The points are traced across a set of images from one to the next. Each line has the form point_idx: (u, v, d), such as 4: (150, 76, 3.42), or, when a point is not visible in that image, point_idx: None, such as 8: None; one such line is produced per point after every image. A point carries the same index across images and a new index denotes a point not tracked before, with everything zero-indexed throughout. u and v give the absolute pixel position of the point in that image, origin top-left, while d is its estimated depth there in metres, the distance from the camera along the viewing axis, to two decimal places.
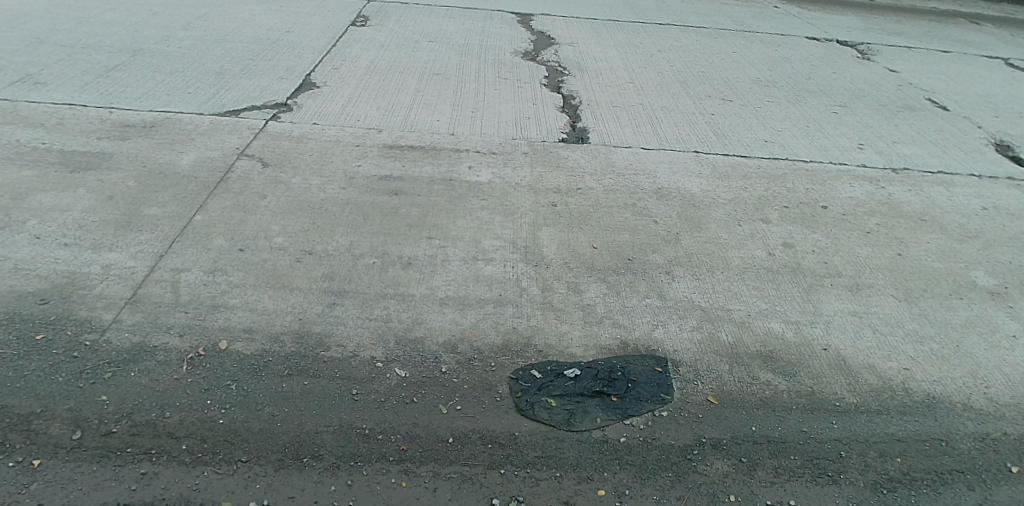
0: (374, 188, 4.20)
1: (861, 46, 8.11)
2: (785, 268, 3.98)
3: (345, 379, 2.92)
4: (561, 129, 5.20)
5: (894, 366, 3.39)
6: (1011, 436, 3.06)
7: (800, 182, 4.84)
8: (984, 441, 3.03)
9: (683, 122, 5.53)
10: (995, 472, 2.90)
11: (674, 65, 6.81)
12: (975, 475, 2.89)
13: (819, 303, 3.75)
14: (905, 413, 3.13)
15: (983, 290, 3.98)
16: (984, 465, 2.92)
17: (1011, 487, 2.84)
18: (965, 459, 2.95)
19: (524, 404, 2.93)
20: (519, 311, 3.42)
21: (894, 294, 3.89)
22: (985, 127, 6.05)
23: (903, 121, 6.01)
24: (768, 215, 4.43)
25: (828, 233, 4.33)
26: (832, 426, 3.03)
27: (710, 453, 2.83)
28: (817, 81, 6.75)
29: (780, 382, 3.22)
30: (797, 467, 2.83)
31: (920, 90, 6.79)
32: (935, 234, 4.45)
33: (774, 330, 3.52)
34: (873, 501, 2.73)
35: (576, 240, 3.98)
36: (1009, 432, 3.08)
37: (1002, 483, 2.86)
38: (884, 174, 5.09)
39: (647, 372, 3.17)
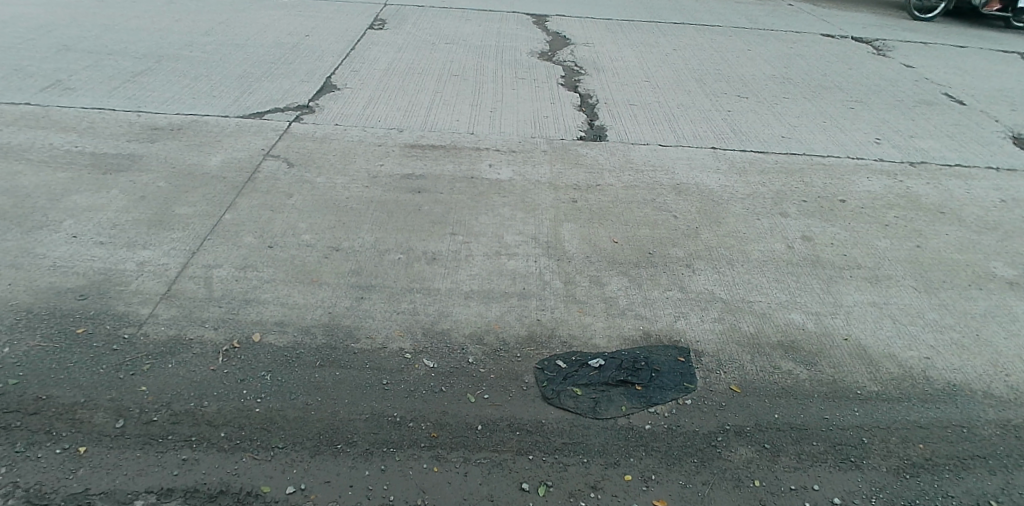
0: (398, 186, 4.29)
1: (876, 41, 8.14)
2: (806, 261, 4.02)
3: (375, 369, 3.00)
4: (580, 127, 5.26)
5: (914, 355, 3.43)
6: None
7: (817, 176, 4.88)
8: (1005, 427, 3.06)
9: (700, 119, 5.58)
10: (1019, 457, 2.93)
11: (688, 63, 6.86)
12: (998, 460, 2.92)
13: (840, 296, 3.78)
14: (927, 400, 3.17)
15: (1003, 281, 4.00)
16: (1008, 451, 2.95)
17: None
18: (988, 445, 2.98)
19: (549, 393, 2.99)
20: (543, 303, 3.48)
21: (914, 285, 3.92)
22: (1005, 121, 6.05)
23: (921, 115, 6.02)
24: (786, 209, 4.47)
25: (847, 226, 4.36)
26: (855, 413, 3.08)
27: (733, 440, 2.89)
28: (833, 77, 6.77)
29: (802, 370, 3.27)
30: (820, 452, 2.88)
31: (937, 85, 6.80)
32: (955, 226, 4.47)
33: (794, 321, 3.57)
34: (897, 485, 2.78)
35: (596, 235, 4.04)
36: None
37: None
38: (902, 167, 5.11)
39: (670, 362, 3.23)
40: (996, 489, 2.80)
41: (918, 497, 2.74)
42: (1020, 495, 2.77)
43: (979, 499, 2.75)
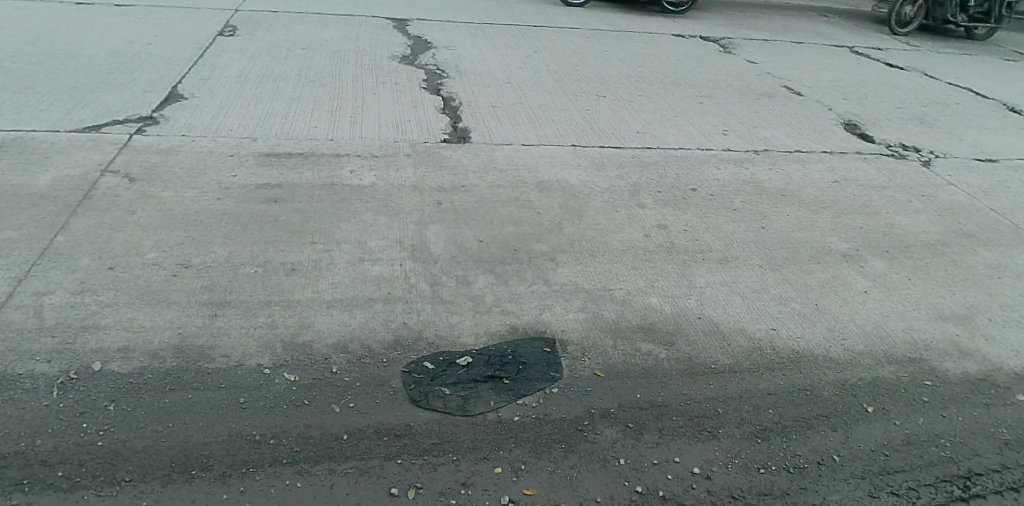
0: (253, 196, 4.12)
1: (722, 40, 8.73)
2: (662, 248, 4.24)
3: (232, 388, 2.86)
4: (443, 130, 5.28)
5: (762, 328, 3.70)
6: (865, 380, 3.43)
7: (671, 168, 5.16)
8: (841, 387, 3.37)
9: (561, 118, 5.76)
10: (854, 413, 3.23)
11: (549, 64, 7.06)
12: (837, 417, 3.20)
13: (694, 278, 4.02)
14: (774, 368, 3.44)
15: (837, 255, 4.41)
16: (845, 408, 3.26)
17: (867, 425, 3.18)
18: (828, 404, 3.27)
19: (417, 395, 2.98)
20: (409, 306, 3.46)
21: (760, 264, 4.23)
22: (834, 109, 6.66)
23: (763, 107, 6.52)
24: (643, 200, 4.70)
25: (699, 213, 4.65)
26: (711, 387, 3.28)
27: (599, 423, 3.00)
28: (684, 74, 7.20)
29: (661, 351, 3.45)
30: (680, 426, 3.05)
31: (776, 79, 7.39)
32: (794, 207, 4.87)
33: (653, 305, 3.75)
34: (750, 450, 2.99)
35: (462, 235, 4.06)
36: (864, 377, 3.45)
37: (860, 422, 3.19)
38: (747, 156, 5.51)
39: (536, 353, 3.31)
40: (836, 443, 3.07)
41: (767, 458, 2.96)
42: (856, 447, 3.06)
43: (821, 455, 3.00)
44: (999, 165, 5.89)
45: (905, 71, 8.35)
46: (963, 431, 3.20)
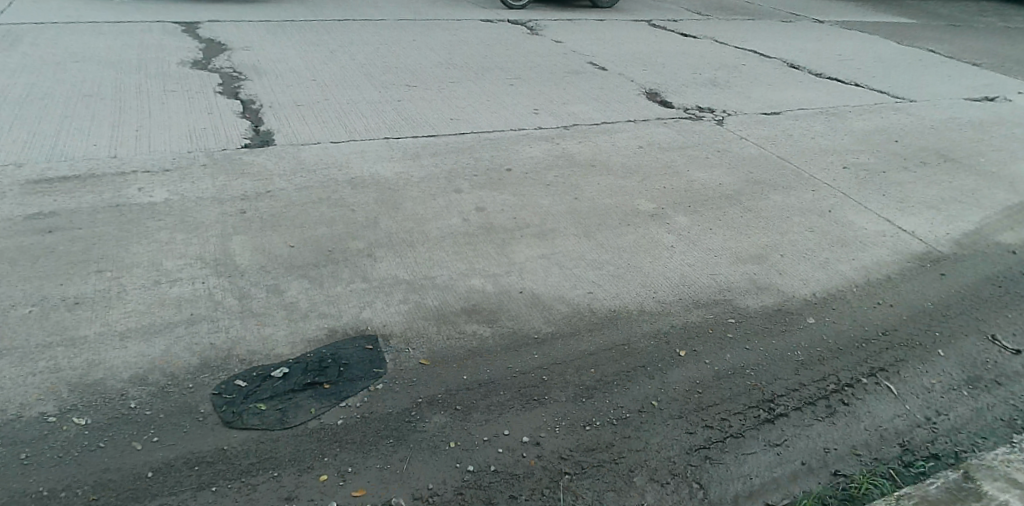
0: (21, 230, 3.71)
1: (530, 23, 9.01)
2: (480, 229, 4.33)
3: (9, 445, 2.57)
4: (244, 135, 5.03)
5: (579, 293, 3.89)
6: (676, 327, 3.72)
7: (485, 150, 5.27)
8: (656, 336, 3.63)
9: (373, 111, 5.69)
10: (667, 359, 3.49)
11: (356, 58, 6.93)
12: (652, 365, 3.45)
13: (513, 255, 4.14)
14: (592, 329, 3.63)
15: (644, 215, 4.71)
16: (659, 355, 3.51)
17: (679, 368, 3.45)
18: (643, 355, 3.51)
19: (231, 416, 2.84)
20: (217, 325, 3.28)
21: (574, 233, 4.44)
22: (635, 80, 7.10)
23: (570, 84, 6.82)
24: (459, 185, 4.76)
25: (514, 191, 4.79)
26: (535, 356, 3.41)
27: (427, 411, 3.02)
28: (493, 58, 7.36)
29: (485, 330, 3.53)
30: (507, 400, 3.15)
31: (582, 56, 7.75)
32: (604, 175, 5.14)
33: (475, 287, 3.83)
34: (575, 410, 3.14)
35: (272, 242, 3.91)
36: (674, 324, 3.74)
37: (672, 366, 3.46)
38: (557, 131, 5.74)
39: (358, 352, 3.26)
40: (652, 389, 3.31)
41: (591, 415, 3.13)
42: (669, 390, 3.31)
43: (639, 403, 3.22)
44: (781, 116, 6.55)
45: (697, 39, 9.07)
46: (763, 359, 3.55)
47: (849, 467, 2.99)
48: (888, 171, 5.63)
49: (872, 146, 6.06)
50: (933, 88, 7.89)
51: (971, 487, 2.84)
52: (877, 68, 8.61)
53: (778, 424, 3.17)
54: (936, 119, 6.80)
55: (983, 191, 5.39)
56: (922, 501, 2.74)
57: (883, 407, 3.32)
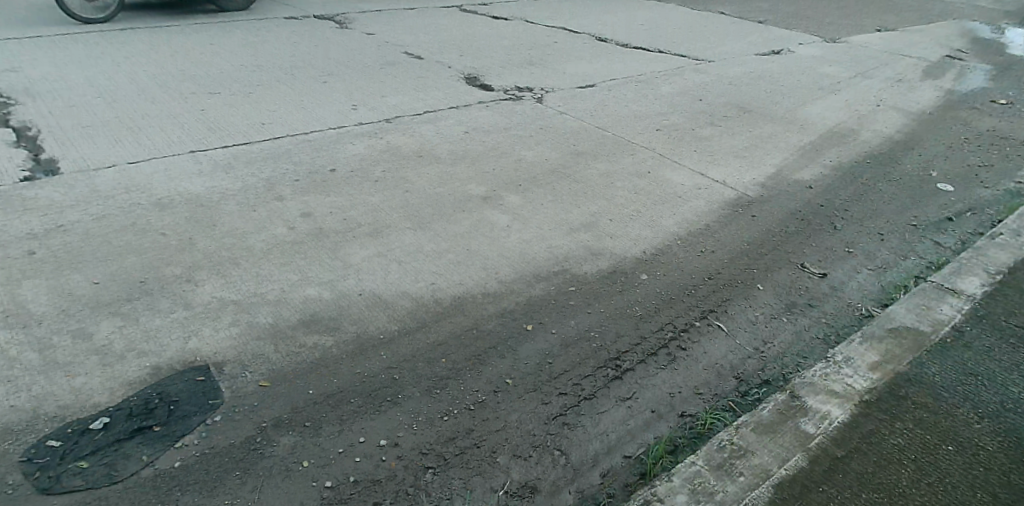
0: None
1: (339, 18, 8.78)
2: (309, 236, 4.16)
3: None
4: (20, 166, 4.46)
5: (421, 285, 3.86)
6: (520, 303, 3.79)
7: (305, 153, 5.06)
8: (503, 316, 3.69)
9: (175, 125, 5.26)
10: (515, 336, 3.56)
11: (149, 69, 6.38)
12: (501, 345, 3.50)
13: (347, 257, 4.01)
14: (439, 320, 3.63)
15: (477, 198, 4.74)
16: (507, 334, 3.58)
17: (528, 343, 3.53)
18: (492, 336, 3.55)
19: (45, 484, 2.54)
20: (14, 385, 2.91)
21: (409, 225, 4.38)
22: (452, 66, 7.14)
23: (387, 75, 6.72)
24: (282, 193, 4.54)
25: (341, 191, 4.64)
26: (383, 357, 3.35)
27: (274, 434, 2.88)
28: (304, 56, 7.08)
29: (327, 339, 3.41)
30: (360, 406, 3.07)
31: (396, 46, 7.67)
32: (432, 164, 5.13)
33: (311, 296, 3.68)
34: (431, 404, 3.13)
35: (70, 283, 3.51)
36: (518, 300, 3.81)
37: (521, 342, 3.53)
38: (379, 125, 5.64)
39: (189, 386, 3.03)
40: (504, 369, 3.37)
41: (447, 405, 3.13)
42: (521, 366, 3.39)
43: (494, 384, 3.27)
44: (596, 88, 6.86)
45: (508, 21, 9.28)
46: (605, 320, 3.71)
47: (693, 407, 3.21)
48: (694, 128, 6.04)
49: (679, 107, 6.50)
50: (727, 48, 8.60)
51: (798, 405, 3.09)
52: (674, 33, 9.28)
53: (626, 379, 3.35)
54: (731, 77, 7.42)
55: (777, 135, 5.95)
56: (758, 426, 2.98)
57: (717, 346, 3.57)
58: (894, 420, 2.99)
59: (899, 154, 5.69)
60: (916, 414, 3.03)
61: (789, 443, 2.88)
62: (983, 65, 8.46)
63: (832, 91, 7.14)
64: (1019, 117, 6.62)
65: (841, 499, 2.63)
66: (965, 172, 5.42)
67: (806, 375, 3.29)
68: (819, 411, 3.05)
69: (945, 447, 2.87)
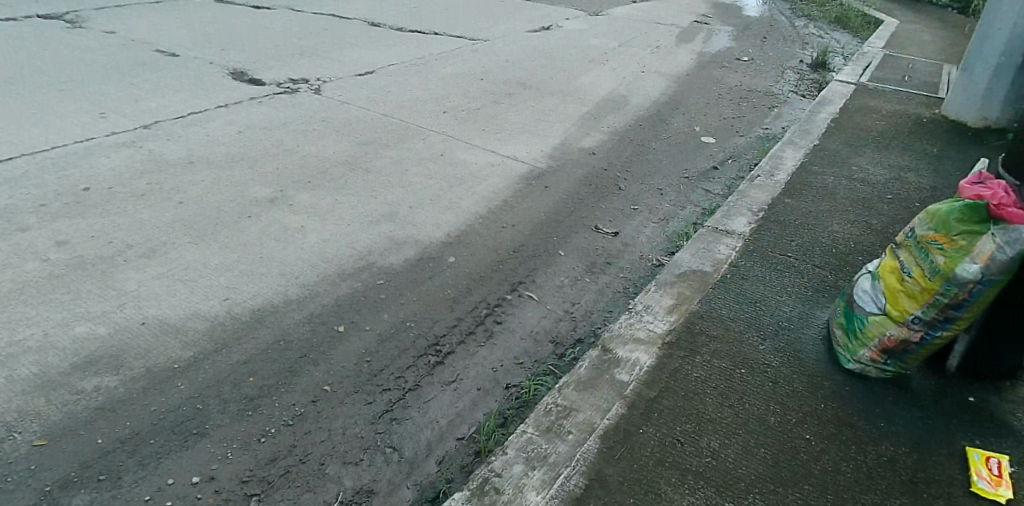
0: None
1: (69, 17, 7.73)
2: (67, 267, 3.63)
3: None
4: None
5: (215, 303, 3.52)
6: (330, 304, 3.59)
7: (47, 174, 4.40)
8: (313, 321, 3.48)
9: None
10: (329, 339, 3.39)
11: None
12: (315, 351, 3.32)
13: (119, 284, 3.56)
14: (241, 336, 3.34)
15: (264, 201, 4.43)
16: (320, 338, 3.39)
17: (343, 344, 3.37)
18: (304, 344, 3.35)
19: None
20: None
21: (189, 239, 3.98)
22: (216, 62, 6.60)
23: (140, 77, 6.04)
24: (24, 222, 3.91)
25: (101, 212, 4.10)
26: (182, 387, 3.02)
27: (64, 495, 2.55)
28: (29, 63, 6.14)
29: (110, 380, 3.01)
30: (161, 446, 2.77)
31: (146, 45, 6.93)
32: (207, 170, 4.71)
33: (82, 335, 3.21)
34: (244, 427, 2.89)
35: None
36: (327, 302, 3.61)
37: (336, 344, 3.37)
38: (137, 133, 5.06)
39: None
40: (321, 375, 3.19)
41: (263, 425, 2.91)
42: (340, 369, 3.23)
43: (312, 393, 3.09)
44: (377, 75, 6.70)
45: (273, 11, 8.78)
46: (419, 308, 3.62)
47: (517, 377, 3.30)
48: (480, 106, 6.13)
49: (464, 87, 6.56)
50: (502, 27, 8.85)
51: (610, 358, 3.25)
52: (445, 14, 9.38)
53: (449, 363, 3.34)
54: (509, 54, 7.65)
55: (558, 107, 6.24)
56: (578, 384, 3.11)
57: (531, 314, 3.66)
58: (693, 354, 3.26)
59: (664, 114, 6.24)
60: (711, 348, 3.31)
61: (609, 393, 3.05)
62: (722, 28, 9.56)
63: (601, 61, 7.65)
64: (755, 72, 7.57)
65: (659, 435, 2.85)
66: (719, 125, 6.08)
67: (614, 328, 3.46)
68: (630, 359, 3.23)
69: (738, 372, 3.17)
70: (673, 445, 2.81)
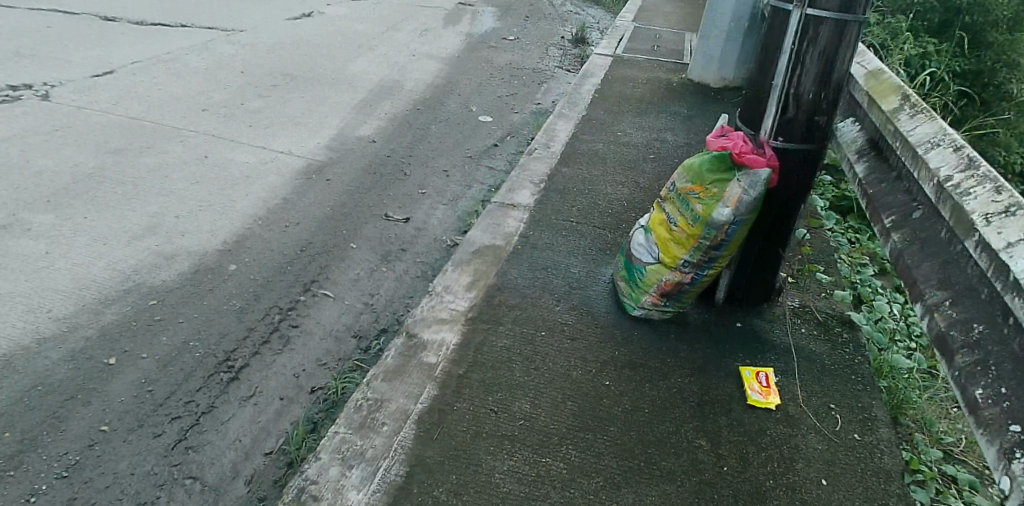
0: None
1: None
2: None
3: None
4: None
5: None
6: (95, 335, 3.20)
7: None
8: (75, 357, 3.08)
9: None
10: (100, 374, 3.02)
11: None
12: (84, 390, 2.94)
13: None
14: None
15: None
16: (89, 374, 3.02)
17: (118, 376, 3.03)
18: (68, 384, 2.95)
19: None
20: None
21: None
22: None
23: None
24: None
25: None
26: None
27: None
28: None
29: None
30: None
31: None
32: None
33: None
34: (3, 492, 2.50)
35: None
36: (90, 334, 3.21)
37: (109, 378, 3.01)
38: None
39: None
40: (95, 415, 2.84)
41: (29, 485, 2.54)
42: (118, 404, 2.90)
43: (87, 437, 2.75)
44: (117, 75, 5.98)
45: None
46: (203, 325, 3.35)
47: (322, 379, 3.16)
48: (246, 101, 5.75)
49: (223, 82, 6.09)
50: (259, 15, 8.33)
51: (416, 343, 3.13)
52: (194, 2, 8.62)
53: (244, 377, 3.12)
54: (271, 44, 7.24)
55: (330, 97, 6.05)
56: (387, 373, 2.96)
57: (329, 312, 3.55)
58: (496, 325, 3.28)
59: (440, 96, 6.32)
60: (516, 317, 3.35)
61: (419, 377, 2.94)
62: (486, 9, 9.85)
63: (369, 47, 7.52)
64: (522, 50, 7.92)
65: (474, 408, 2.82)
66: (495, 103, 6.30)
67: (416, 313, 3.36)
68: (436, 340, 3.15)
69: (541, 335, 3.26)
70: (488, 415, 2.81)
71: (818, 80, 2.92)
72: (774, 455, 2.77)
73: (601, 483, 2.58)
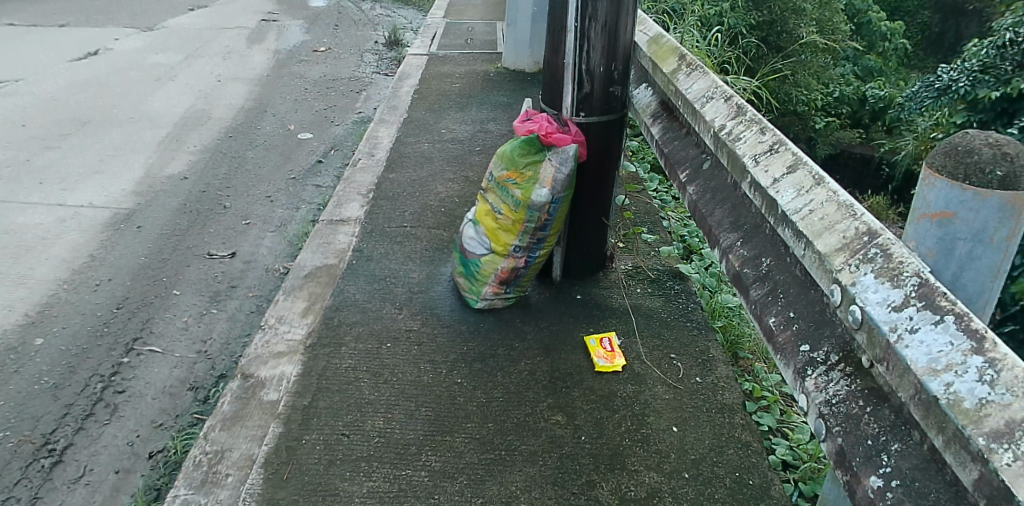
0: None
1: None
2: None
3: None
4: None
5: None
6: None
7: None
8: None
9: None
10: None
11: None
12: None
13: None
14: None
15: None
16: None
17: None
18: None
19: None
20: None
21: None
22: None
23: None
24: None
25: None
26: None
27: None
28: None
29: None
30: None
31: None
32: None
33: None
34: None
35: None
36: None
37: None
38: None
39: None
40: None
41: None
42: None
43: None
44: None
45: None
46: (12, 411, 3.00)
47: (159, 441, 2.93)
48: (32, 156, 5.23)
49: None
50: (37, 60, 7.59)
51: (254, 382, 2.98)
52: None
53: (69, 458, 2.83)
54: (53, 91, 6.62)
55: (132, 137, 5.64)
56: (226, 420, 2.79)
57: (158, 369, 3.30)
58: (338, 346, 3.19)
59: (253, 119, 6.07)
60: (357, 333, 3.28)
61: (261, 418, 2.79)
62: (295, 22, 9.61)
63: (168, 79, 7.09)
64: (335, 61, 7.78)
65: (324, 438, 2.71)
66: (314, 118, 6.14)
67: (251, 351, 3.18)
68: (274, 376, 3.01)
69: (386, 347, 3.20)
70: (340, 440, 2.71)
71: (605, 52, 3.02)
72: (627, 415, 2.87)
73: (464, 482, 2.55)
